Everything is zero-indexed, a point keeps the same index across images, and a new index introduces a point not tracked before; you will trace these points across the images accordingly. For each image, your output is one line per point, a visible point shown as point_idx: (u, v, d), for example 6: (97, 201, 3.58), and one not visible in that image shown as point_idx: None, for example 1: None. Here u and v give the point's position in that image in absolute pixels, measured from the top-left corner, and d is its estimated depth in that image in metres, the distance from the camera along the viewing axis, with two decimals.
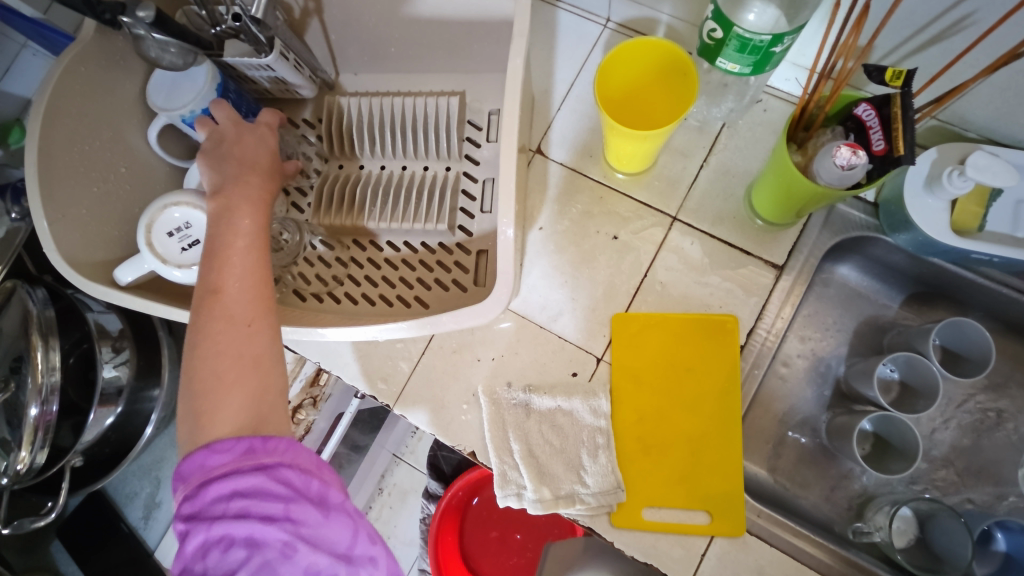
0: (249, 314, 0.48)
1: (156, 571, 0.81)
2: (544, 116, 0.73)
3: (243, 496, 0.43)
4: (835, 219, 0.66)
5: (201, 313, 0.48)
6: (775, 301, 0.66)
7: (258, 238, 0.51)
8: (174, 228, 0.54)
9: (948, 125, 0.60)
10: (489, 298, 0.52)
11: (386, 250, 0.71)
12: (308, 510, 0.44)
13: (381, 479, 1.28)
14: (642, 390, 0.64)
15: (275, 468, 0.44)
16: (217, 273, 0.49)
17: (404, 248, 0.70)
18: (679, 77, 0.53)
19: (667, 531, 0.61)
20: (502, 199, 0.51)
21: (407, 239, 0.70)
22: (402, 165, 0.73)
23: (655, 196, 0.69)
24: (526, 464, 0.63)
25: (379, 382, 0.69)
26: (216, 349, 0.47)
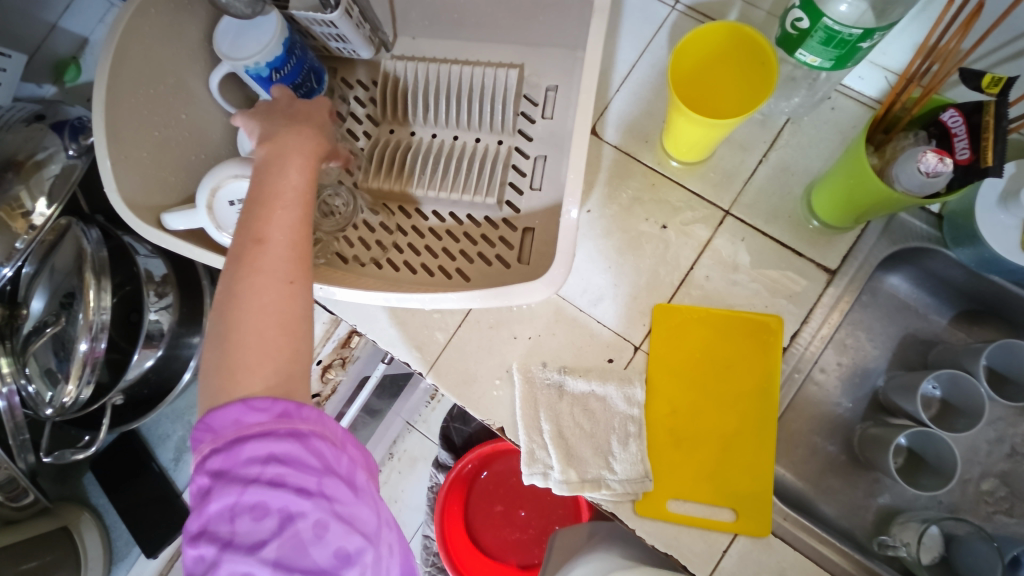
0: (290, 270, 0.47)
1: (182, 511, 0.84)
2: (602, 97, 0.71)
3: (277, 463, 0.43)
4: (895, 227, 0.64)
5: (242, 260, 0.47)
6: (822, 305, 0.64)
7: (305, 193, 0.51)
8: (237, 199, 0.53)
9: None
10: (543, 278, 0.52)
11: (433, 220, 0.70)
12: (339, 487, 0.44)
13: (392, 444, 1.30)
14: (678, 383, 0.64)
15: (309, 438, 0.44)
16: (263, 222, 0.48)
17: (449, 219, 0.70)
18: (759, 67, 0.52)
19: (691, 524, 0.61)
20: (570, 181, 0.51)
21: (454, 211, 0.70)
22: (453, 135, 0.73)
23: (709, 188, 0.68)
24: (554, 445, 0.63)
25: (414, 350, 0.70)
26: (255, 299, 0.46)
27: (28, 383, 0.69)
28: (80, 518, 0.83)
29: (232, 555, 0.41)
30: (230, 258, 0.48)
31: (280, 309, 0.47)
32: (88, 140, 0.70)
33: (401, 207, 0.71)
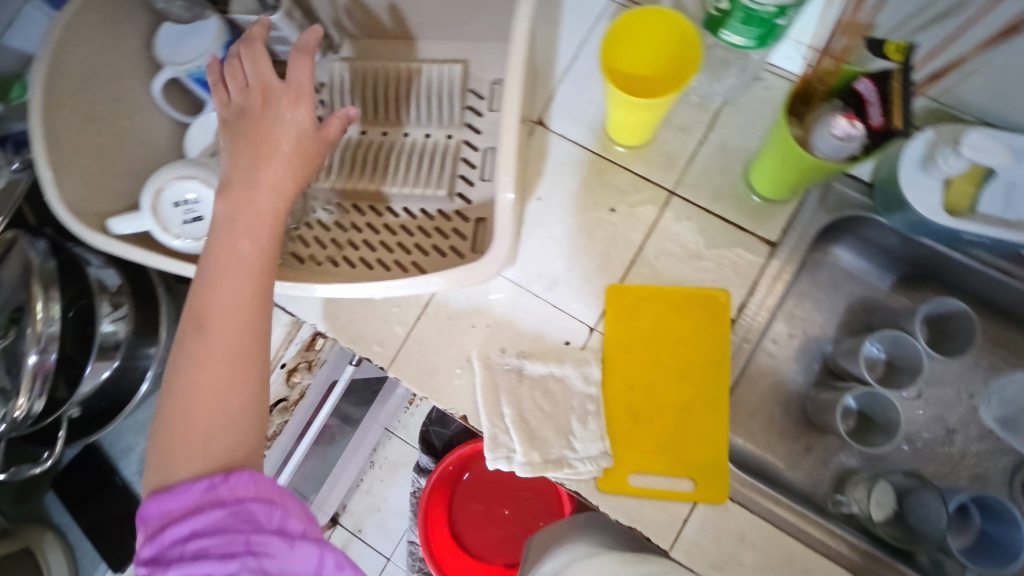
0: (238, 346, 0.48)
1: None
2: (547, 89, 0.73)
3: (199, 533, 0.43)
4: (831, 197, 0.67)
5: (190, 335, 0.48)
6: (767, 276, 0.67)
7: (256, 264, 0.50)
8: (180, 200, 0.54)
9: (947, 107, 0.62)
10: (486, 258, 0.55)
11: (383, 216, 0.71)
12: (271, 543, 0.44)
13: (372, 453, 1.29)
14: (633, 360, 0.65)
15: (235, 503, 0.44)
16: (212, 295, 0.48)
17: (404, 214, 0.70)
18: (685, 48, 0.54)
19: (652, 496, 0.63)
20: (502, 163, 0.52)
21: (408, 205, 0.71)
22: (403, 132, 0.74)
23: (654, 171, 0.70)
24: (516, 428, 0.64)
25: (375, 345, 0.70)
26: (203, 367, 0.47)
27: None
28: (42, 539, 0.82)
29: None
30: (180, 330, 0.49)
31: (229, 370, 0.48)
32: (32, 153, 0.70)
33: (353, 205, 0.72)
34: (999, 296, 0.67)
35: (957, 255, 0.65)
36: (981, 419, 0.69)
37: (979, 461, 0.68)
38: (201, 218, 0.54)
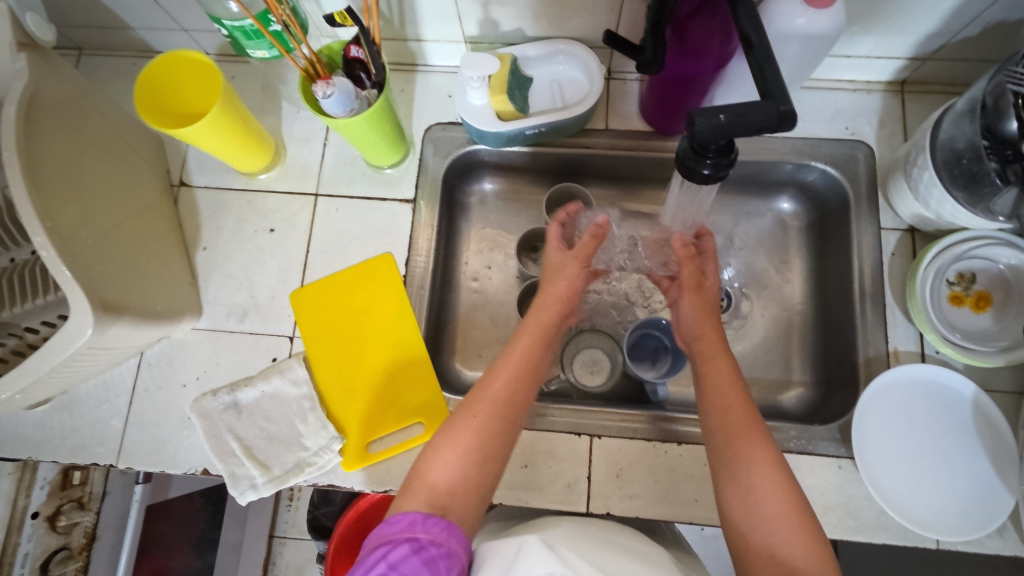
0: (453, 497, 0.49)
1: None
2: (179, 155, 0.79)
3: (388, 568, 0.42)
4: (443, 144, 0.77)
5: (415, 473, 0.51)
6: (419, 228, 0.75)
7: (485, 455, 0.52)
8: None
9: (477, 43, 0.74)
10: (73, 318, 0.54)
11: (42, 328, 0.69)
12: (416, 565, 0.42)
13: (272, 566, 1.25)
14: (332, 348, 0.71)
15: (426, 545, 0.44)
16: (428, 464, 0.51)
17: (44, 328, 0.70)
18: (202, 74, 0.62)
19: (393, 454, 0.67)
20: (27, 220, 0.52)
21: (46, 318, 0.70)
22: (10, 258, 0.72)
23: (295, 183, 0.77)
24: (248, 456, 0.66)
25: (96, 448, 0.70)
26: (453, 436, 0.52)
27: None
28: None
29: None
30: (418, 460, 0.53)
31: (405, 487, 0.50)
32: None
33: (11, 333, 0.69)
34: (605, 168, 0.80)
35: (553, 148, 0.77)
36: None
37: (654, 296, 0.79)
38: None
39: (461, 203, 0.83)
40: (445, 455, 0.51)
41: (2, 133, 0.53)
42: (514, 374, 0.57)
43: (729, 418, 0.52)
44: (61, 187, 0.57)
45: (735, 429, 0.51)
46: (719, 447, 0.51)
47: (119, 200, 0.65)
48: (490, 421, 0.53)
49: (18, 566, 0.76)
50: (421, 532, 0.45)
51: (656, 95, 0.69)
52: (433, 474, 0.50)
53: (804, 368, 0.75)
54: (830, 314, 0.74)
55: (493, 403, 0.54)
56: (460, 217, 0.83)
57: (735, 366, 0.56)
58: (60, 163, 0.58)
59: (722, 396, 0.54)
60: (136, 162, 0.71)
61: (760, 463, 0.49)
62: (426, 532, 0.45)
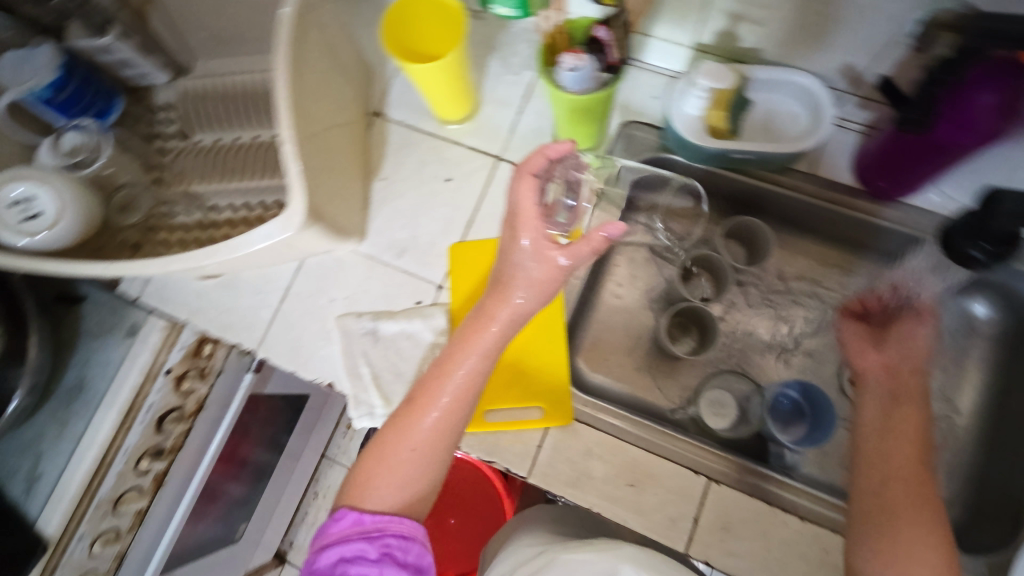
0: (405, 484, 0.53)
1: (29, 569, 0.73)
2: (382, 85, 0.82)
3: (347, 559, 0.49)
4: (634, 143, 0.76)
5: (370, 449, 0.55)
6: (588, 219, 0.74)
7: (431, 460, 0.54)
8: (13, 202, 0.59)
9: (704, 52, 0.71)
10: (289, 210, 0.58)
11: (228, 212, 0.74)
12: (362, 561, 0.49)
13: (315, 483, 1.34)
14: (475, 309, 0.72)
15: (381, 536, 0.51)
16: (381, 445, 0.54)
17: (240, 207, 0.74)
18: (446, 17, 0.63)
19: (506, 428, 0.68)
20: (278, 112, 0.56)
21: (246, 199, 0.74)
22: (234, 137, 0.79)
23: (481, 141, 0.78)
24: (374, 384, 0.69)
25: (242, 331, 0.75)
26: (386, 461, 0.53)
27: None
28: None
29: None
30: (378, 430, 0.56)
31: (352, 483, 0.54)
32: None
33: (201, 207, 0.75)
34: (791, 213, 0.76)
35: (744, 177, 0.74)
36: None
37: (817, 360, 0.72)
38: (39, 214, 0.59)
39: (629, 205, 0.82)
40: (406, 458, 0.53)
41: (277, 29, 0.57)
42: (458, 396, 0.53)
43: (890, 479, 0.53)
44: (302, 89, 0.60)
45: (902, 492, 0.52)
46: (863, 509, 0.53)
47: (331, 113, 0.68)
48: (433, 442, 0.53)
49: (141, 413, 0.79)
50: (370, 525, 0.51)
51: (885, 152, 0.65)
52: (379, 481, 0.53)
53: (952, 485, 0.67)
54: (995, 439, 0.68)
55: (430, 430, 0.53)
56: (623, 219, 0.81)
57: (924, 427, 0.55)
58: (309, 64, 0.62)
59: (876, 461, 0.54)
60: (345, 79, 0.73)
61: (925, 541, 0.49)
62: (374, 522, 0.51)
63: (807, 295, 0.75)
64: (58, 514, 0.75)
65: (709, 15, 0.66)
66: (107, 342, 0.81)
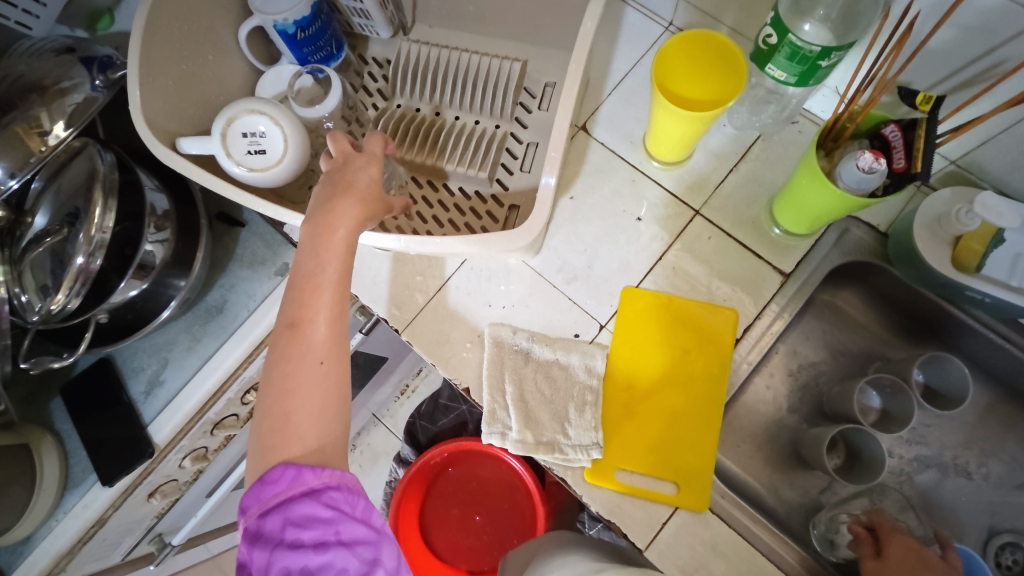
0: (320, 354, 0.53)
1: (130, 469, 0.74)
2: (594, 99, 0.78)
3: (296, 523, 0.48)
4: (847, 241, 0.70)
5: (279, 345, 0.53)
6: (775, 304, 0.70)
7: (318, 362, 0.53)
8: (249, 132, 0.59)
9: (964, 171, 0.65)
10: (523, 227, 0.60)
11: (441, 193, 0.75)
12: (351, 527, 0.49)
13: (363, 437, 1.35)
14: (635, 361, 0.68)
15: (322, 492, 0.49)
16: (294, 317, 0.54)
17: (458, 192, 0.75)
18: (726, 71, 0.59)
19: (636, 494, 0.65)
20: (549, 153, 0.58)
21: (463, 185, 0.75)
22: (454, 117, 0.78)
23: (683, 188, 0.74)
24: (515, 406, 0.67)
25: (392, 307, 0.74)
26: (292, 385, 0.52)
27: (20, 293, 0.66)
28: (42, 440, 0.75)
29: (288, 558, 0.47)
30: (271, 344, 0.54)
31: (265, 445, 0.51)
32: (117, 75, 0.71)
33: (414, 179, 0.76)
34: (993, 362, 0.70)
35: (958, 312, 0.68)
36: (965, 481, 0.71)
37: (940, 511, 0.70)
38: (264, 152, 0.59)
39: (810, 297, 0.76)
40: (304, 393, 0.52)
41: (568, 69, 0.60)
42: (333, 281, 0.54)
43: None
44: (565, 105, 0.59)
45: None
46: None
47: None
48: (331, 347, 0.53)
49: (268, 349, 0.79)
50: (309, 479, 0.49)
51: None
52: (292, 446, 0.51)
53: None
54: None
55: (320, 343, 0.53)
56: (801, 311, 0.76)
57: None
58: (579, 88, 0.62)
59: None
60: (580, 92, 0.69)
61: None
62: (318, 477, 0.49)
63: (962, 448, 0.72)
64: (170, 425, 0.76)
65: (998, 142, 0.59)
66: (255, 273, 0.81)
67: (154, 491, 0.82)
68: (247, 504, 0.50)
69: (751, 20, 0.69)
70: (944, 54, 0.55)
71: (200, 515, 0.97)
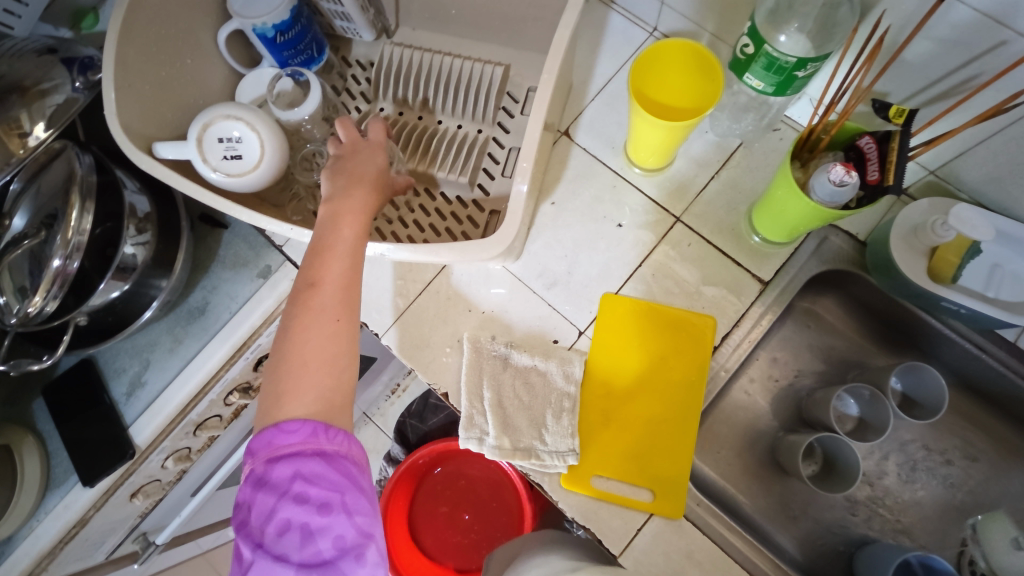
0: (336, 311, 0.54)
1: (111, 471, 0.74)
2: (577, 104, 0.78)
3: (303, 477, 0.47)
4: (825, 249, 0.71)
5: (295, 302, 0.54)
6: (754, 312, 0.70)
7: (328, 318, 0.54)
8: (225, 137, 0.59)
9: (943, 182, 0.65)
10: (494, 236, 0.59)
11: (422, 197, 0.75)
12: (356, 498, 0.48)
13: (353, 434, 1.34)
14: (613, 368, 0.68)
15: (335, 456, 0.49)
16: (308, 277, 0.55)
17: (439, 197, 0.75)
18: (705, 80, 0.58)
19: (611, 501, 0.65)
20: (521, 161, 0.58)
21: (444, 190, 0.75)
22: (438, 120, 0.78)
23: (664, 195, 0.74)
24: (492, 412, 0.67)
25: (373, 311, 0.74)
26: (305, 340, 0.52)
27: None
28: (22, 441, 0.75)
29: (287, 514, 0.46)
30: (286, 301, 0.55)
31: (276, 391, 0.51)
32: (97, 77, 0.71)
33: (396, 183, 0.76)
34: (970, 372, 0.70)
35: (935, 321, 0.68)
36: (943, 489, 0.71)
37: (917, 520, 0.71)
38: (240, 156, 0.59)
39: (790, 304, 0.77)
40: (313, 347, 0.52)
41: (543, 73, 0.58)
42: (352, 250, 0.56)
43: None
44: (539, 109, 0.58)
45: None
46: None
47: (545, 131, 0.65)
48: (344, 307, 0.54)
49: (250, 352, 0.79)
50: (323, 441, 0.49)
51: None
52: (297, 398, 0.51)
53: None
54: None
55: (334, 300, 0.54)
56: (781, 318, 0.76)
57: None
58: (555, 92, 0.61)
59: None
60: (560, 96, 0.69)
61: None
62: (331, 441, 0.49)
63: (939, 456, 0.72)
64: (150, 426, 0.76)
65: (976, 154, 0.59)
66: (237, 275, 0.81)
67: (136, 491, 0.82)
68: (256, 447, 0.50)
69: (733, 27, 0.69)
70: (919, 66, 0.55)
71: (184, 514, 0.97)
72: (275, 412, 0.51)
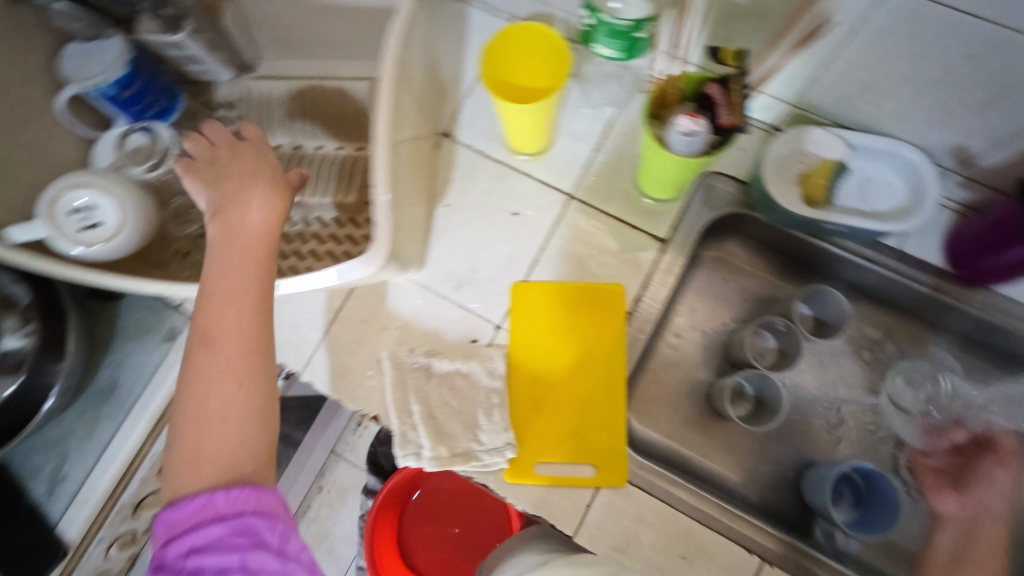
0: (236, 363, 0.49)
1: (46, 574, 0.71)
2: (452, 104, 0.78)
3: (200, 549, 0.44)
4: (714, 196, 0.72)
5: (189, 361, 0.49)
6: (659, 271, 0.71)
7: (225, 372, 0.48)
8: (77, 208, 0.56)
9: (803, 111, 0.68)
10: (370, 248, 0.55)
11: (300, 226, 0.71)
12: (263, 559, 0.45)
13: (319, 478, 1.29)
14: (535, 354, 0.69)
15: (235, 518, 0.45)
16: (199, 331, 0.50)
17: (316, 222, 0.71)
18: (552, 56, 0.59)
19: (557, 484, 0.65)
20: (375, 164, 0.53)
21: (322, 214, 0.72)
22: (315, 145, 0.77)
23: (552, 176, 0.75)
24: (424, 424, 0.66)
25: (287, 351, 0.72)
26: (204, 401, 0.48)
27: None
28: None
29: None
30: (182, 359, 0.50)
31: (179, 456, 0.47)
32: None
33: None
34: (867, 284, 0.74)
35: (825, 244, 0.72)
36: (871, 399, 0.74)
37: (854, 434, 0.73)
38: (98, 223, 0.57)
39: (694, 256, 0.79)
40: (212, 406, 0.48)
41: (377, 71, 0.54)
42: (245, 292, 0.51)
43: None
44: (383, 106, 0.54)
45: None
46: None
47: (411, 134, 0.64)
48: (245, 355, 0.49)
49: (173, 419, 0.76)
50: (223, 507, 0.45)
51: (977, 242, 0.64)
52: (201, 456, 0.47)
53: None
54: None
55: (233, 351, 0.49)
56: (689, 271, 0.79)
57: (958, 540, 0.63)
58: (404, 90, 0.59)
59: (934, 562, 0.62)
60: (424, 97, 0.68)
61: None
62: (230, 503, 0.45)
63: (861, 368, 0.75)
64: (79, 519, 0.72)
65: (820, 79, 0.62)
66: (142, 343, 0.77)
67: None
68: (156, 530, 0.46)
69: None
70: None
71: None
72: (180, 472, 0.47)
